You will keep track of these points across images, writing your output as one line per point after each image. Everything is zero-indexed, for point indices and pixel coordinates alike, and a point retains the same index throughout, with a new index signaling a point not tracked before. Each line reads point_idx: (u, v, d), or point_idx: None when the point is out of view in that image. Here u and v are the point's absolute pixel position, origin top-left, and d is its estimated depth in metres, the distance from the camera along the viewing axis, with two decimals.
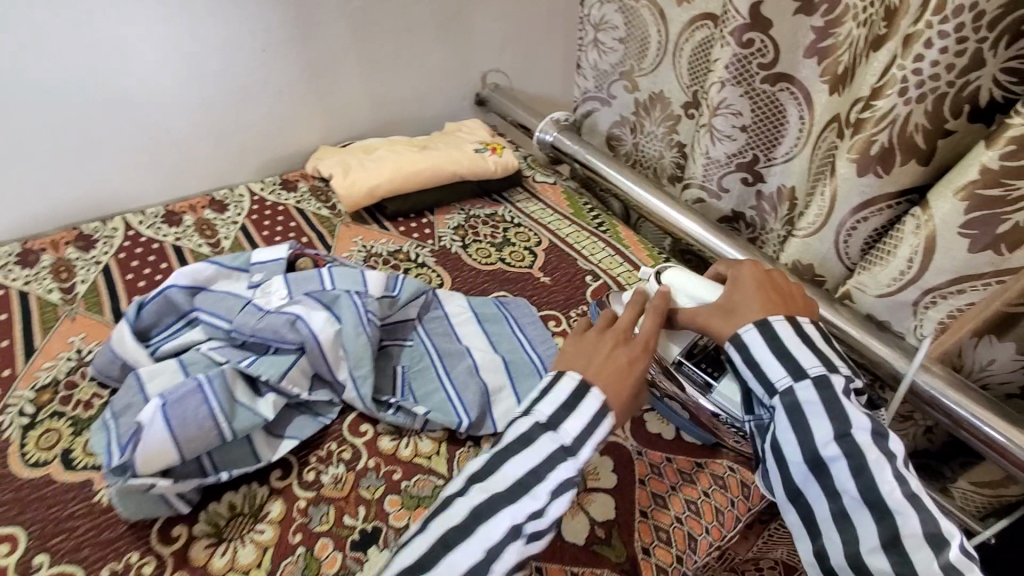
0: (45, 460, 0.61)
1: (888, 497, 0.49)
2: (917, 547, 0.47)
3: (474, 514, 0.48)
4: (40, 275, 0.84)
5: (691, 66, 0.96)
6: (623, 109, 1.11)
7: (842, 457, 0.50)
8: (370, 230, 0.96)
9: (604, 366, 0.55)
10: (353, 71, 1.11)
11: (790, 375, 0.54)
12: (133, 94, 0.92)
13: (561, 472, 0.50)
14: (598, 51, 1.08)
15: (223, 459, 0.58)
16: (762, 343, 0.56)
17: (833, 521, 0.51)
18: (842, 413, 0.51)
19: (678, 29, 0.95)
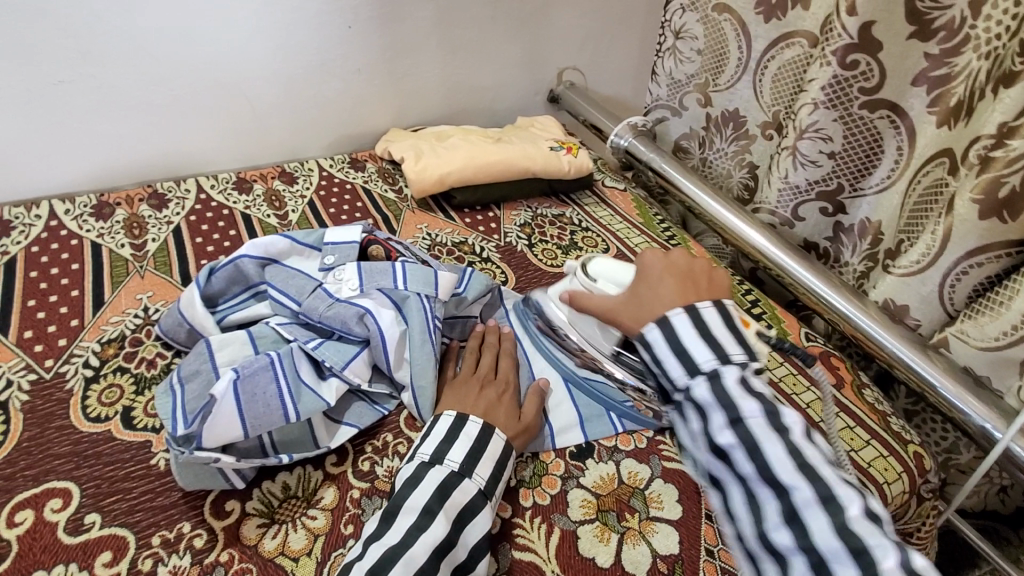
0: (105, 415, 0.61)
1: (782, 471, 0.46)
2: (810, 511, 0.44)
3: (382, 560, 0.46)
4: (113, 228, 0.84)
5: (776, 84, 0.90)
6: (693, 122, 1.06)
7: (735, 445, 0.48)
8: (436, 219, 0.94)
9: (485, 403, 0.61)
10: (432, 55, 1.09)
11: (687, 372, 0.53)
12: (216, 58, 0.91)
13: (459, 496, 0.52)
14: (675, 59, 1.03)
15: (283, 440, 0.57)
16: (661, 346, 0.54)
17: (744, 505, 0.48)
18: (728, 398, 0.49)
19: (763, 46, 0.90)
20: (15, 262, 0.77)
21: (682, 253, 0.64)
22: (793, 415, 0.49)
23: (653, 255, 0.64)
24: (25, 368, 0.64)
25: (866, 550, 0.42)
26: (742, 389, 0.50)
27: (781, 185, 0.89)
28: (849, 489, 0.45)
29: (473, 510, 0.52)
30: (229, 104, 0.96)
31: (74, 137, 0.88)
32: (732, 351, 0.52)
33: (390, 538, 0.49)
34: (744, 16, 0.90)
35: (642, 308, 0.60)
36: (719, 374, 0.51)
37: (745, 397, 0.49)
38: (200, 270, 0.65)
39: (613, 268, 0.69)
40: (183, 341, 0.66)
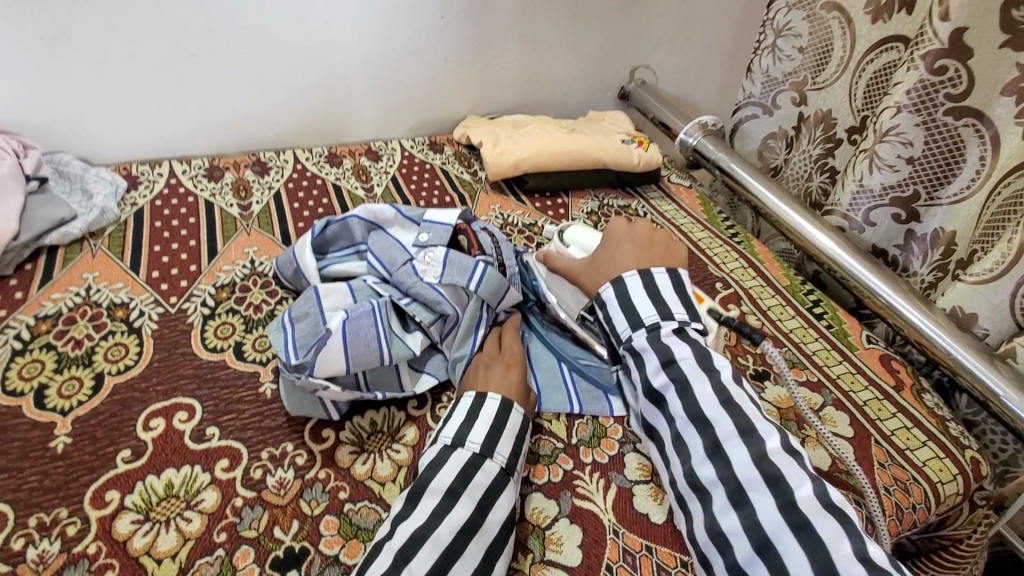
0: (221, 346, 0.69)
1: (709, 408, 0.56)
2: (734, 448, 0.54)
3: (412, 539, 0.49)
4: (223, 189, 0.94)
5: (868, 91, 0.91)
6: (784, 122, 1.07)
7: (668, 386, 0.59)
8: (508, 201, 1.00)
9: (492, 374, 0.63)
10: (515, 49, 1.15)
11: (631, 328, 0.64)
12: (326, 40, 1.00)
13: (480, 478, 0.54)
14: (773, 56, 1.04)
15: (375, 380, 0.64)
16: (615, 304, 0.66)
17: (675, 443, 0.58)
18: (663, 347, 0.61)
19: (865, 49, 0.90)
20: (142, 213, 0.87)
21: (644, 224, 0.76)
22: (724, 363, 0.60)
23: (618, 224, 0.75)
24: (153, 302, 0.74)
25: (781, 479, 0.51)
26: (675, 338, 0.62)
27: (855, 188, 0.91)
28: (767, 426, 0.56)
29: (497, 489, 0.54)
30: (326, 82, 1.05)
31: (193, 106, 0.99)
32: (674, 313, 0.64)
33: (416, 518, 0.50)
34: (852, 14, 0.90)
35: (597, 271, 0.73)
36: (657, 329, 0.63)
37: (678, 345, 0.61)
38: (321, 222, 0.76)
39: (586, 237, 0.80)
40: (289, 279, 0.76)
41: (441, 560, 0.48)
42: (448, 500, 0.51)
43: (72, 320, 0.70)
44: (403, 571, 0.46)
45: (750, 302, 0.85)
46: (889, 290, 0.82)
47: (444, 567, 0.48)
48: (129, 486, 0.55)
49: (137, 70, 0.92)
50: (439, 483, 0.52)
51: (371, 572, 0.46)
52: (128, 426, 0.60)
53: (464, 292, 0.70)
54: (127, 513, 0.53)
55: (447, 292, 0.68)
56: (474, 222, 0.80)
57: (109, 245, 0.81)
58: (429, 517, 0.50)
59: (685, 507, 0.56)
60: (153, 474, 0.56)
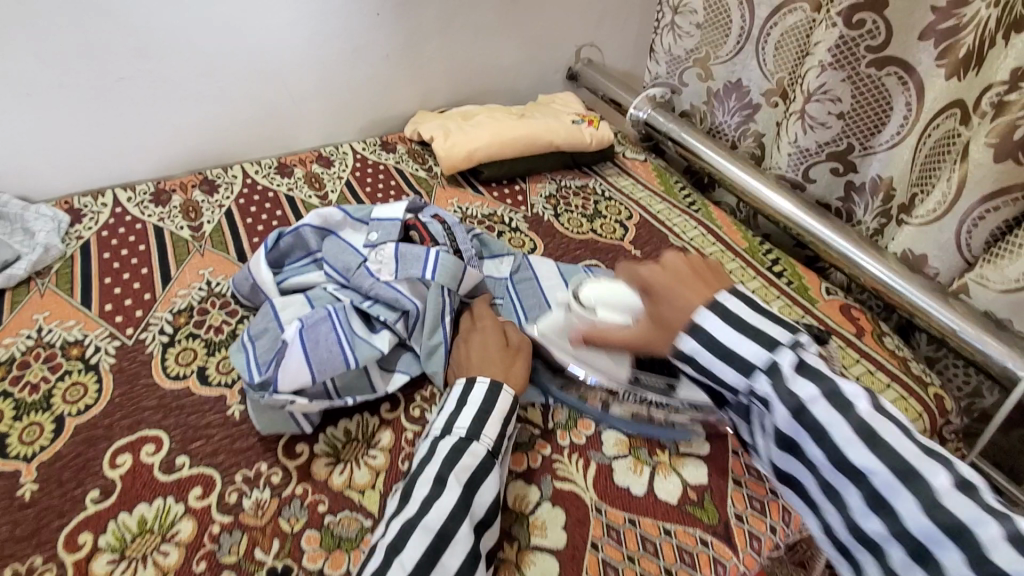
0: (183, 373, 0.68)
1: (852, 454, 0.46)
2: (898, 499, 0.44)
3: (402, 532, 0.49)
4: (172, 213, 0.91)
5: (779, 52, 0.92)
6: (692, 99, 1.10)
7: (833, 470, 0.47)
8: (466, 194, 0.99)
9: (473, 352, 0.65)
10: (455, 38, 1.13)
11: (739, 373, 0.52)
12: (258, 50, 0.97)
13: (469, 461, 0.54)
14: (673, 35, 1.07)
15: (344, 386, 0.63)
16: (705, 351, 0.54)
17: (823, 493, 0.48)
18: (787, 392, 0.49)
19: (767, 13, 0.92)
20: (89, 246, 0.84)
21: (672, 253, 0.59)
22: (856, 390, 0.48)
23: (646, 267, 0.59)
24: (109, 336, 0.72)
25: (963, 528, 0.42)
26: (798, 376, 0.49)
27: (790, 149, 0.91)
28: (931, 460, 0.44)
29: (483, 473, 0.54)
30: (267, 93, 1.02)
31: (127, 130, 0.95)
32: (778, 337, 0.51)
33: (407, 511, 0.51)
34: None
35: (661, 328, 0.58)
36: (776, 367, 0.50)
37: (798, 380, 0.49)
38: (273, 234, 0.74)
39: (604, 294, 0.66)
40: (247, 295, 0.74)
41: (433, 545, 0.48)
42: (436, 488, 0.52)
43: (26, 364, 0.68)
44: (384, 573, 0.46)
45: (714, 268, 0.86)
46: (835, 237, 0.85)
47: (433, 559, 0.47)
48: (101, 526, 0.54)
49: (64, 101, 0.88)
50: (427, 473, 0.53)
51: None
52: (95, 465, 0.59)
53: (422, 284, 0.70)
54: (101, 554, 0.52)
55: (404, 287, 0.68)
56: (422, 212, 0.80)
57: (58, 283, 0.78)
58: (419, 506, 0.51)
59: (850, 557, 0.48)
60: (124, 511, 0.55)
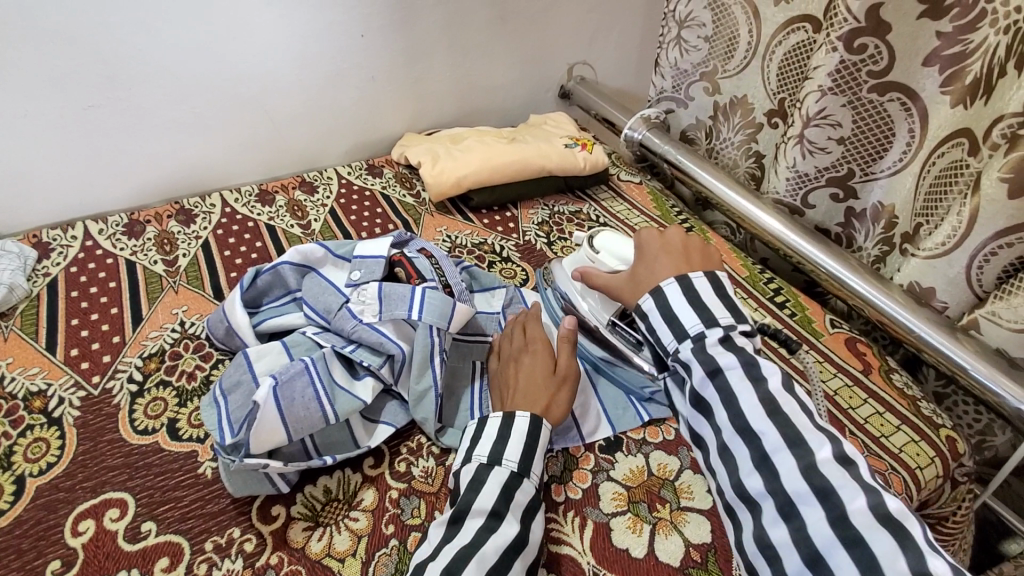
0: (152, 427, 0.63)
1: (754, 419, 0.49)
2: (780, 454, 0.47)
3: (447, 571, 0.46)
4: (146, 246, 0.87)
5: (782, 72, 0.90)
6: (700, 112, 1.06)
7: (728, 422, 0.50)
8: (455, 221, 0.96)
9: (519, 381, 0.62)
10: (443, 58, 1.10)
11: (676, 338, 0.55)
12: (237, 72, 0.93)
13: (521, 497, 0.52)
14: (679, 49, 1.03)
15: (324, 443, 0.59)
16: (657, 315, 0.57)
17: (721, 456, 0.50)
18: (709, 358, 0.52)
19: (772, 30, 0.89)
20: (56, 283, 0.80)
21: (677, 228, 0.65)
22: (774, 368, 0.51)
23: (651, 232, 0.66)
24: (74, 385, 0.67)
25: (832, 491, 0.44)
26: (723, 347, 0.53)
27: (788, 173, 0.89)
28: (820, 436, 0.47)
29: (531, 512, 0.52)
30: (248, 116, 0.98)
31: (100, 158, 0.91)
32: (719, 317, 0.54)
33: (459, 539, 0.49)
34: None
35: (635, 284, 0.63)
36: (703, 338, 0.53)
37: (725, 352, 0.52)
38: (249, 273, 0.70)
39: (617, 244, 0.73)
40: (222, 338, 0.70)
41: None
42: (492, 520, 0.50)
43: None
44: None
45: None
46: (834, 264, 0.82)
47: None
48: None
49: (31, 130, 0.84)
50: (480, 504, 0.51)
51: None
52: (55, 533, 0.54)
53: (408, 326, 0.66)
54: None
55: (388, 330, 0.65)
56: (408, 247, 0.76)
57: (22, 325, 0.74)
58: (473, 537, 0.48)
59: (734, 517, 0.50)
60: None
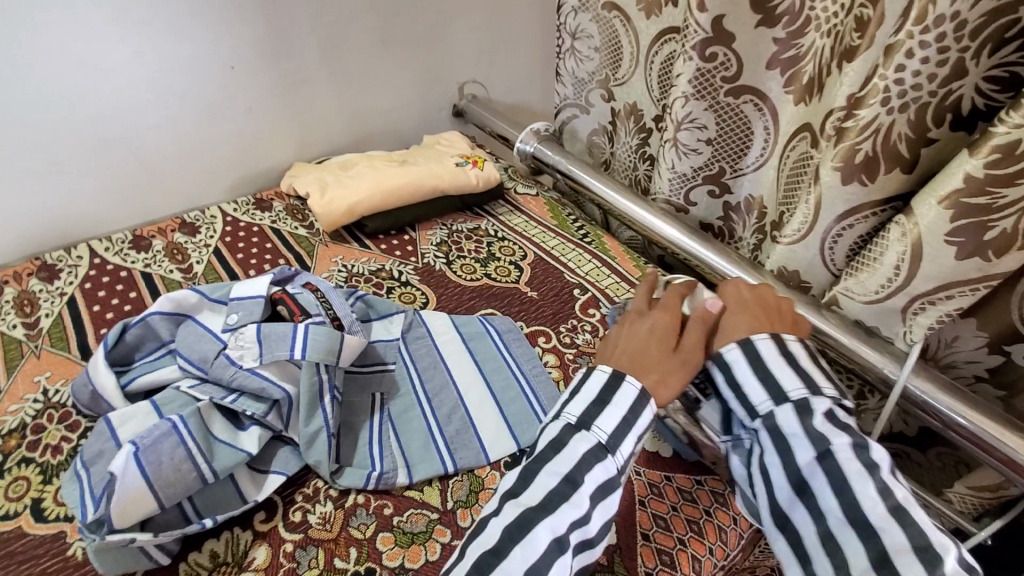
0: (11, 513, 0.57)
1: (872, 513, 0.47)
2: (863, 482, 0.48)
3: (506, 536, 0.48)
4: (1, 310, 0.79)
5: (661, 80, 0.95)
6: (601, 118, 1.11)
7: (816, 473, 0.50)
8: (351, 249, 0.94)
9: (634, 341, 0.60)
10: (327, 85, 1.07)
11: (770, 399, 0.54)
12: (95, 113, 0.87)
13: (598, 472, 0.52)
14: (575, 59, 1.07)
15: (204, 507, 0.55)
16: (745, 366, 0.56)
17: (818, 538, 0.49)
18: (818, 433, 0.51)
19: (649, 41, 0.94)
20: None
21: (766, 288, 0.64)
22: (881, 451, 0.51)
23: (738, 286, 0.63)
24: None
25: None
26: (827, 423, 0.51)
27: (669, 175, 0.92)
28: (942, 537, 0.45)
29: (608, 488, 0.52)
30: (116, 160, 0.92)
31: None
32: (822, 384, 0.54)
33: (529, 495, 0.50)
34: (629, 12, 0.94)
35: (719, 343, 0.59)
36: (808, 407, 0.52)
37: (834, 429, 0.51)
38: (112, 330, 0.65)
39: None
40: (86, 403, 0.64)
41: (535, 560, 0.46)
42: (565, 486, 0.50)
43: None
44: None
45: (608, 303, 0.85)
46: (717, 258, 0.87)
47: None
48: None
49: None
50: (557, 467, 0.51)
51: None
52: None
53: (294, 365, 0.63)
54: None
55: (271, 372, 0.62)
56: (291, 283, 0.73)
57: None
58: (541, 498, 0.50)
59: (786, 522, 0.52)
60: None
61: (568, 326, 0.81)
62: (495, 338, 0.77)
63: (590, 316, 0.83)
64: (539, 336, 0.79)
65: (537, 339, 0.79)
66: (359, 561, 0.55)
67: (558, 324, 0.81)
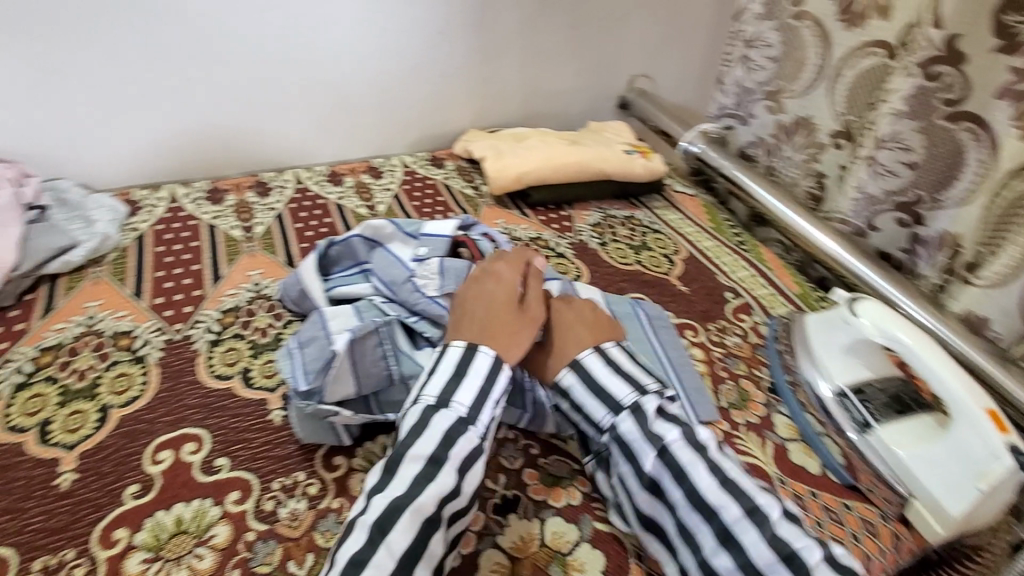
0: (228, 374, 0.68)
1: (710, 495, 0.51)
2: (697, 470, 0.52)
3: (391, 509, 0.48)
4: (225, 212, 0.93)
5: (852, 95, 0.90)
6: (761, 130, 1.07)
7: (662, 471, 0.54)
8: (513, 215, 1.00)
9: (466, 318, 0.63)
10: (513, 61, 1.14)
11: (610, 411, 0.58)
12: (321, 58, 0.99)
13: (462, 446, 0.53)
14: (745, 68, 1.07)
15: (387, 404, 0.62)
16: (581, 387, 0.60)
17: (681, 535, 0.52)
18: (653, 432, 0.55)
19: (843, 53, 0.90)
20: (144, 239, 0.86)
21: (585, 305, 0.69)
22: (706, 433, 0.56)
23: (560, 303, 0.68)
24: (157, 329, 0.73)
25: None
26: (659, 420, 0.57)
27: (855, 195, 0.91)
28: (767, 496, 0.52)
29: (473, 459, 0.53)
30: (326, 102, 1.04)
31: (192, 130, 0.98)
32: (647, 386, 0.59)
33: (393, 489, 0.49)
34: (826, 25, 0.92)
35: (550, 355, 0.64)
36: (641, 409, 0.57)
37: (666, 428, 0.56)
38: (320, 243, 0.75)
39: (886, 318, 0.69)
40: (294, 298, 0.75)
41: (424, 526, 0.47)
42: (432, 467, 0.50)
43: (75, 351, 0.69)
44: (368, 554, 0.46)
45: (762, 313, 0.84)
46: (891, 286, 0.82)
47: (422, 542, 0.47)
48: (138, 522, 0.54)
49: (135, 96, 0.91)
50: (419, 449, 0.51)
51: (340, 561, 0.46)
52: (134, 460, 0.58)
53: None
54: (136, 552, 0.52)
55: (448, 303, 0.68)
56: (472, 230, 0.80)
57: (112, 272, 0.80)
58: (414, 482, 0.49)
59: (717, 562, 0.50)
60: (162, 509, 0.55)
61: (718, 326, 0.81)
62: (642, 322, 0.76)
63: (741, 320, 0.82)
64: (686, 329, 0.79)
65: (684, 331, 0.79)
66: (507, 487, 0.60)
67: (708, 322, 0.81)
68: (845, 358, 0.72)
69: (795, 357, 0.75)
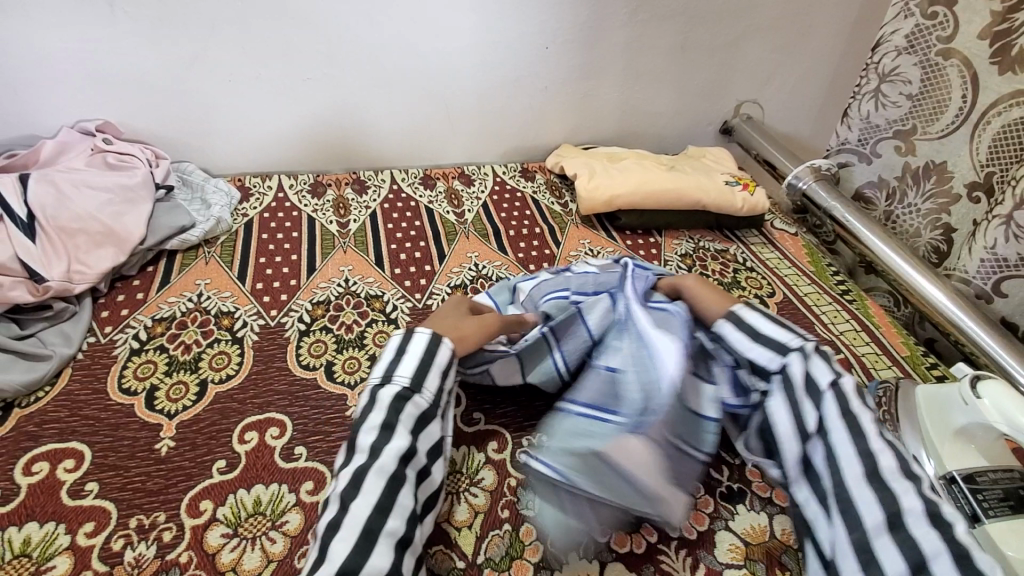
0: (314, 364, 0.71)
1: (874, 442, 0.51)
2: (865, 417, 0.52)
3: (351, 481, 0.48)
4: (325, 207, 0.98)
5: (995, 146, 0.80)
6: (885, 171, 0.99)
7: (835, 406, 0.53)
8: (599, 236, 0.98)
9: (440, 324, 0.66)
10: (616, 80, 1.13)
11: (779, 354, 0.58)
12: (429, 66, 1.02)
13: (410, 411, 0.54)
14: (876, 102, 0.97)
15: (693, 440, 0.58)
16: (749, 326, 0.61)
17: (835, 475, 0.51)
18: (818, 371, 0.56)
19: (990, 99, 0.80)
20: (251, 224, 0.92)
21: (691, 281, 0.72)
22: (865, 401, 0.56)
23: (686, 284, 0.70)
24: (256, 313, 0.77)
25: None
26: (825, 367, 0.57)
27: (985, 255, 0.80)
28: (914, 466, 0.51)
29: (426, 424, 0.55)
30: (429, 108, 1.07)
31: (306, 127, 1.04)
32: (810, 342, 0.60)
33: (357, 461, 0.50)
34: (976, 65, 0.81)
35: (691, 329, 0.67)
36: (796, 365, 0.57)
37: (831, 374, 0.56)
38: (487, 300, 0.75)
39: (1012, 406, 0.57)
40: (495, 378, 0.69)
41: (385, 491, 0.48)
42: (384, 433, 0.51)
43: (183, 324, 0.74)
44: (334, 527, 0.46)
45: (862, 373, 0.77)
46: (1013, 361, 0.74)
47: (386, 503, 0.47)
48: (221, 497, 0.57)
49: (259, 92, 0.98)
50: (372, 420, 0.52)
51: (321, 522, 0.47)
52: (224, 436, 0.62)
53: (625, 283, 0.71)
54: (217, 526, 0.55)
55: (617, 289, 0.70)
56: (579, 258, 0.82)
57: (221, 254, 0.86)
58: (370, 451, 0.50)
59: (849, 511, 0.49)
60: (243, 488, 0.58)
61: None
62: None
63: None
64: None
65: None
66: None
67: None
68: (959, 443, 0.63)
69: (898, 430, 0.67)
